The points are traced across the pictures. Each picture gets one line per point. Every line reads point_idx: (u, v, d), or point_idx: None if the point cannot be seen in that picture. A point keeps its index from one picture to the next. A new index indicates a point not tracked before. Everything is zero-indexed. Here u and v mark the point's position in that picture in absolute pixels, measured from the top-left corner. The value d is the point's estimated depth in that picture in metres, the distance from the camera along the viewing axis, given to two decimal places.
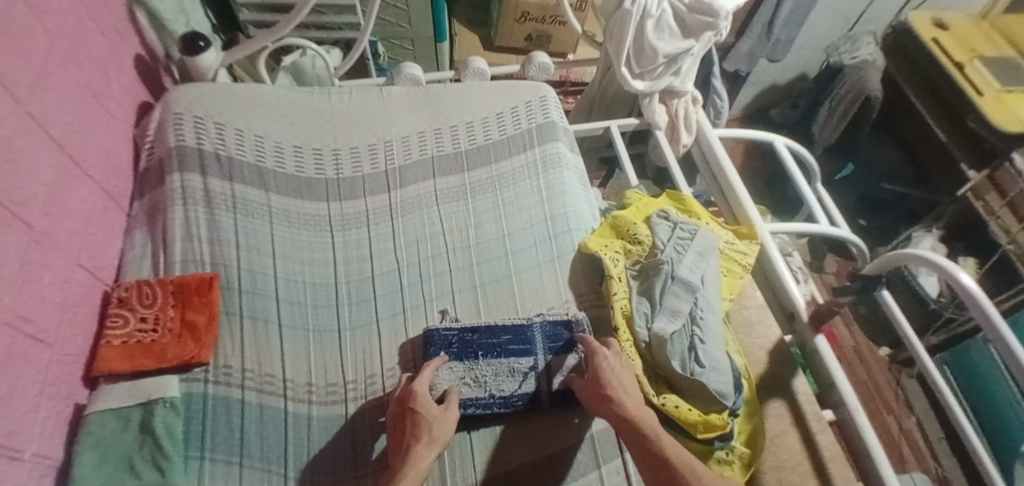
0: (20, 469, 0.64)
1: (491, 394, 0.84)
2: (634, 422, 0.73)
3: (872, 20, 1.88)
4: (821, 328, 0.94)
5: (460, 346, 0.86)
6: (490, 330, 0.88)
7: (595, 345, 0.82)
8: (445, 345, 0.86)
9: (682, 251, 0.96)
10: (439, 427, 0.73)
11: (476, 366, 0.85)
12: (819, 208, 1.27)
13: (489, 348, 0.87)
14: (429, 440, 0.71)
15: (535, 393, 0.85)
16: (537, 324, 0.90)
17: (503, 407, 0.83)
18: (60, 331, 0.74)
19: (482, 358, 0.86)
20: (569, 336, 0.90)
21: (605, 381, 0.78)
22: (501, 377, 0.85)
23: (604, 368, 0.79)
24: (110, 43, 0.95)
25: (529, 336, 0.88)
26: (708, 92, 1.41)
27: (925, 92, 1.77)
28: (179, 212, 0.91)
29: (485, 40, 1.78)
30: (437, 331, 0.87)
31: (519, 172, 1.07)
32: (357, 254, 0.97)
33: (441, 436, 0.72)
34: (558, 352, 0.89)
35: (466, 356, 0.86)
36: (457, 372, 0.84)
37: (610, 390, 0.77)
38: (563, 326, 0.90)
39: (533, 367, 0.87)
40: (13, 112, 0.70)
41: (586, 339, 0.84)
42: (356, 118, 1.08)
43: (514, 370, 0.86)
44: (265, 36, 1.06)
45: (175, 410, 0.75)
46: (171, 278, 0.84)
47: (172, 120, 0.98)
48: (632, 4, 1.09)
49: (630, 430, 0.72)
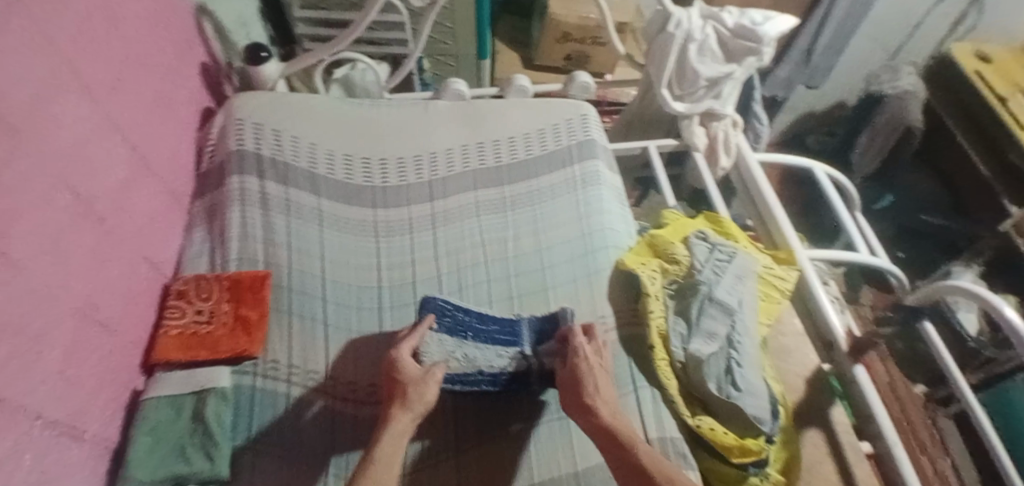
0: (80, 448, 0.67)
1: (480, 371, 0.84)
2: (613, 432, 0.73)
3: (914, 50, 1.86)
4: (860, 358, 0.92)
5: (451, 321, 0.86)
6: (480, 317, 0.89)
7: (577, 343, 0.82)
8: (439, 314, 0.86)
9: (720, 272, 0.97)
10: (417, 391, 0.75)
11: (465, 345, 0.85)
12: (859, 236, 1.25)
13: (477, 332, 0.88)
14: (403, 404, 0.74)
15: (525, 373, 0.85)
16: (525, 319, 0.91)
17: (491, 385, 0.83)
18: (124, 320, 0.79)
19: (471, 339, 0.86)
20: (553, 328, 0.90)
21: (583, 389, 0.77)
22: (490, 357, 0.86)
23: (583, 370, 0.79)
24: (178, 51, 1.01)
25: (516, 329, 0.90)
26: (748, 117, 1.41)
27: (966, 124, 1.73)
28: (237, 213, 0.95)
29: (525, 59, 1.82)
30: (434, 299, 0.87)
31: (558, 188, 1.09)
32: (400, 260, 1.00)
33: (418, 401, 0.74)
34: (544, 343, 0.89)
35: (456, 333, 0.86)
36: (446, 345, 0.84)
37: (589, 398, 0.76)
38: (549, 321, 0.91)
39: (520, 354, 0.87)
40: (92, 112, 0.76)
41: (570, 334, 0.84)
42: (403, 130, 1.12)
43: (501, 354, 0.86)
44: (323, 50, 1.12)
45: (225, 399, 0.78)
46: (227, 275, 0.88)
47: (234, 126, 1.03)
48: (676, 28, 1.10)
49: (606, 440, 0.72)
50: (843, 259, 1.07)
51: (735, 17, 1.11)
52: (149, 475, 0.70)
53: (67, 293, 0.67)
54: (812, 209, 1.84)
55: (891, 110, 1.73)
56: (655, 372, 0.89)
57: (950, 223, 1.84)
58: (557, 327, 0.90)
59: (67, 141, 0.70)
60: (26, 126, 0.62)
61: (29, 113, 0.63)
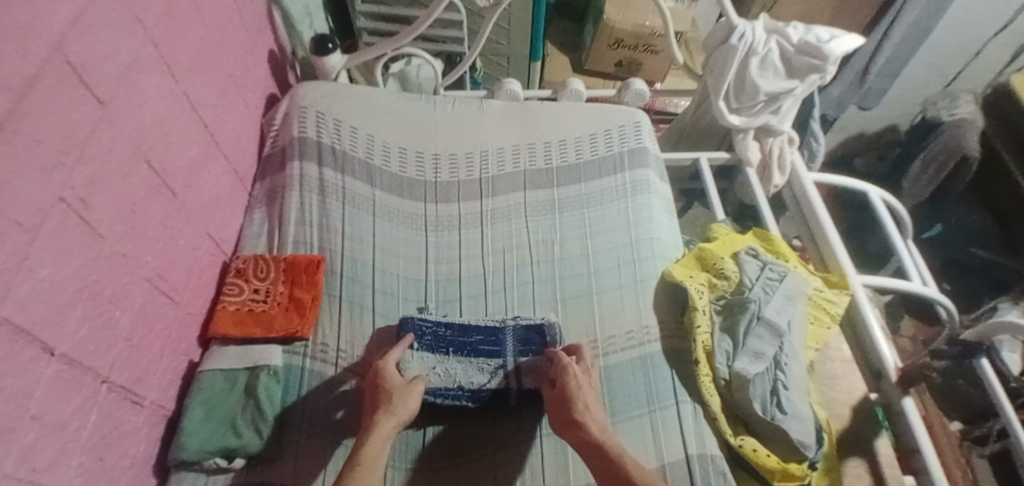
0: (139, 413, 0.70)
1: (459, 386, 0.84)
2: (603, 448, 0.70)
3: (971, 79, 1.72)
4: (909, 390, 0.88)
5: (432, 338, 0.88)
6: (463, 329, 0.90)
7: (564, 362, 0.81)
8: (418, 334, 0.87)
9: (770, 292, 0.95)
10: (400, 399, 0.75)
11: (446, 361, 0.87)
12: (913, 266, 1.19)
13: (460, 346, 0.88)
14: (386, 410, 0.73)
15: (505, 388, 0.84)
16: (510, 328, 0.90)
17: (471, 400, 0.83)
18: (187, 292, 0.81)
19: (452, 355, 0.87)
20: (539, 341, 0.89)
21: (572, 404, 0.76)
22: (471, 372, 0.86)
23: (571, 386, 0.78)
24: (250, 37, 1.04)
25: (500, 338, 0.89)
26: (805, 135, 1.37)
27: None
28: (295, 197, 0.98)
29: (576, 64, 1.82)
30: (413, 319, 0.88)
31: (608, 194, 1.08)
32: (447, 255, 1.01)
33: (401, 408, 0.74)
34: (526, 355, 0.88)
35: (437, 349, 0.87)
36: (427, 362, 0.86)
37: (577, 414, 0.75)
38: (534, 331, 0.90)
39: (501, 366, 0.87)
40: (171, 90, 0.79)
41: (555, 354, 0.83)
42: (457, 127, 1.14)
43: (482, 368, 0.87)
44: (385, 44, 1.13)
45: (276, 377, 0.81)
46: (284, 256, 0.91)
47: (298, 113, 1.06)
48: (740, 39, 1.07)
49: (592, 454, 0.71)
50: (893, 286, 1.03)
51: (801, 33, 1.08)
52: (198, 446, 0.73)
53: (139, 263, 0.70)
54: (855, 232, 1.69)
55: (946, 137, 1.58)
56: (698, 387, 0.88)
57: (1002, 258, 1.72)
58: (545, 341, 0.89)
59: (148, 117, 0.73)
60: (110, 99, 0.65)
61: (114, 87, 0.66)
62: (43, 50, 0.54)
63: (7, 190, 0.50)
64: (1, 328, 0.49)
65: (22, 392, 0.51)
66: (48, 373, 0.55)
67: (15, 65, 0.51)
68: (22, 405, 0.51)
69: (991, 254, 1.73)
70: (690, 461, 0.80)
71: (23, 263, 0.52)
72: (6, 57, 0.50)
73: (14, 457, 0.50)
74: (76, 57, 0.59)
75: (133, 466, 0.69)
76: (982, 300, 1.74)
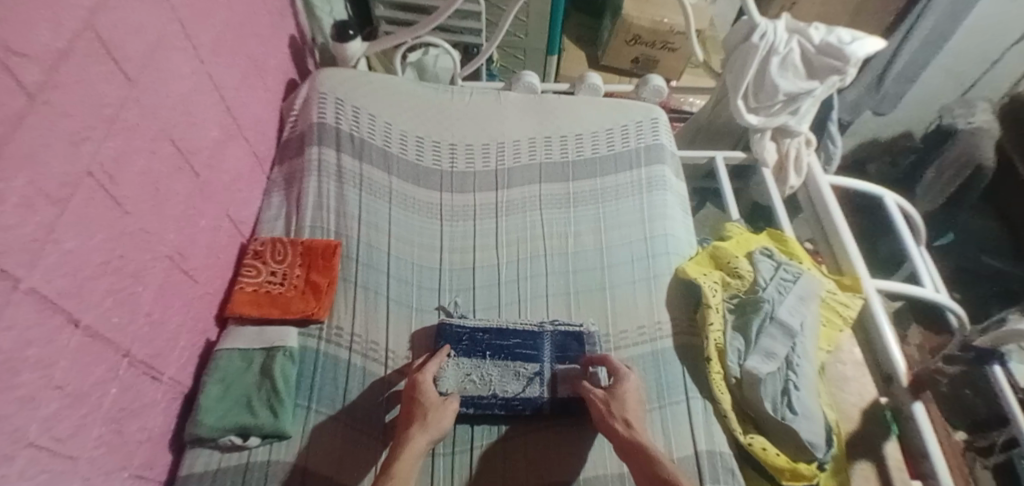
0: (157, 388, 0.71)
1: (493, 394, 0.84)
2: (648, 451, 0.71)
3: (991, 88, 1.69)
4: (921, 395, 0.88)
5: (468, 344, 0.87)
6: (501, 332, 0.89)
7: (623, 371, 0.82)
8: (455, 340, 0.87)
9: (784, 292, 0.95)
10: (436, 416, 0.75)
11: (482, 366, 0.86)
12: (926, 271, 1.17)
13: (497, 350, 0.88)
14: (422, 425, 0.74)
15: (538, 396, 0.84)
16: (548, 333, 0.90)
17: (503, 409, 0.83)
18: (205, 272, 0.82)
19: (489, 360, 0.87)
20: (577, 348, 0.89)
21: (626, 410, 0.77)
22: (507, 379, 0.85)
23: (626, 392, 0.79)
24: (272, 21, 1.05)
25: (538, 343, 0.89)
26: (821, 138, 1.36)
27: None
28: (314, 183, 0.99)
29: (592, 59, 1.82)
30: (449, 327, 0.88)
31: (623, 189, 1.08)
32: (461, 245, 1.02)
33: (435, 424, 0.74)
34: (564, 363, 0.88)
35: (474, 354, 0.87)
36: (462, 368, 0.85)
37: (632, 419, 0.76)
38: (574, 338, 0.90)
39: (538, 373, 0.86)
40: (196, 71, 0.79)
41: (606, 359, 0.84)
42: (474, 118, 1.14)
43: (518, 375, 0.86)
44: (406, 33, 1.13)
45: (292, 359, 0.82)
46: (301, 240, 0.92)
47: (317, 99, 1.07)
48: (761, 39, 1.07)
49: (635, 457, 0.72)
50: (905, 292, 1.01)
51: (822, 34, 1.06)
52: (214, 424, 0.74)
53: (161, 240, 0.71)
54: (869, 236, 1.67)
55: (961, 146, 1.56)
56: (709, 384, 0.88)
57: (1008, 266, 1.71)
58: (583, 348, 0.89)
59: (173, 97, 0.74)
60: (137, 76, 0.66)
61: (142, 64, 0.67)
62: (74, 26, 0.55)
63: (37, 163, 0.51)
64: (28, 297, 0.50)
65: (45, 363, 0.52)
66: (72, 344, 0.56)
67: (46, 38, 0.51)
68: (45, 375, 0.52)
69: (999, 262, 1.72)
70: (699, 459, 0.81)
71: (50, 235, 0.53)
72: (39, 30, 0.50)
73: (36, 425, 0.51)
74: (105, 32, 0.60)
75: (149, 441, 0.70)
76: (992, 311, 1.68)
